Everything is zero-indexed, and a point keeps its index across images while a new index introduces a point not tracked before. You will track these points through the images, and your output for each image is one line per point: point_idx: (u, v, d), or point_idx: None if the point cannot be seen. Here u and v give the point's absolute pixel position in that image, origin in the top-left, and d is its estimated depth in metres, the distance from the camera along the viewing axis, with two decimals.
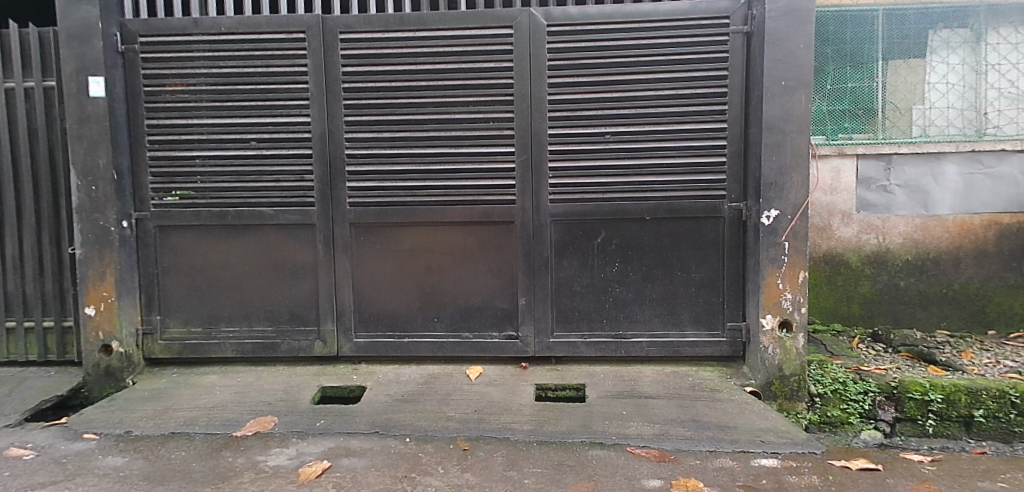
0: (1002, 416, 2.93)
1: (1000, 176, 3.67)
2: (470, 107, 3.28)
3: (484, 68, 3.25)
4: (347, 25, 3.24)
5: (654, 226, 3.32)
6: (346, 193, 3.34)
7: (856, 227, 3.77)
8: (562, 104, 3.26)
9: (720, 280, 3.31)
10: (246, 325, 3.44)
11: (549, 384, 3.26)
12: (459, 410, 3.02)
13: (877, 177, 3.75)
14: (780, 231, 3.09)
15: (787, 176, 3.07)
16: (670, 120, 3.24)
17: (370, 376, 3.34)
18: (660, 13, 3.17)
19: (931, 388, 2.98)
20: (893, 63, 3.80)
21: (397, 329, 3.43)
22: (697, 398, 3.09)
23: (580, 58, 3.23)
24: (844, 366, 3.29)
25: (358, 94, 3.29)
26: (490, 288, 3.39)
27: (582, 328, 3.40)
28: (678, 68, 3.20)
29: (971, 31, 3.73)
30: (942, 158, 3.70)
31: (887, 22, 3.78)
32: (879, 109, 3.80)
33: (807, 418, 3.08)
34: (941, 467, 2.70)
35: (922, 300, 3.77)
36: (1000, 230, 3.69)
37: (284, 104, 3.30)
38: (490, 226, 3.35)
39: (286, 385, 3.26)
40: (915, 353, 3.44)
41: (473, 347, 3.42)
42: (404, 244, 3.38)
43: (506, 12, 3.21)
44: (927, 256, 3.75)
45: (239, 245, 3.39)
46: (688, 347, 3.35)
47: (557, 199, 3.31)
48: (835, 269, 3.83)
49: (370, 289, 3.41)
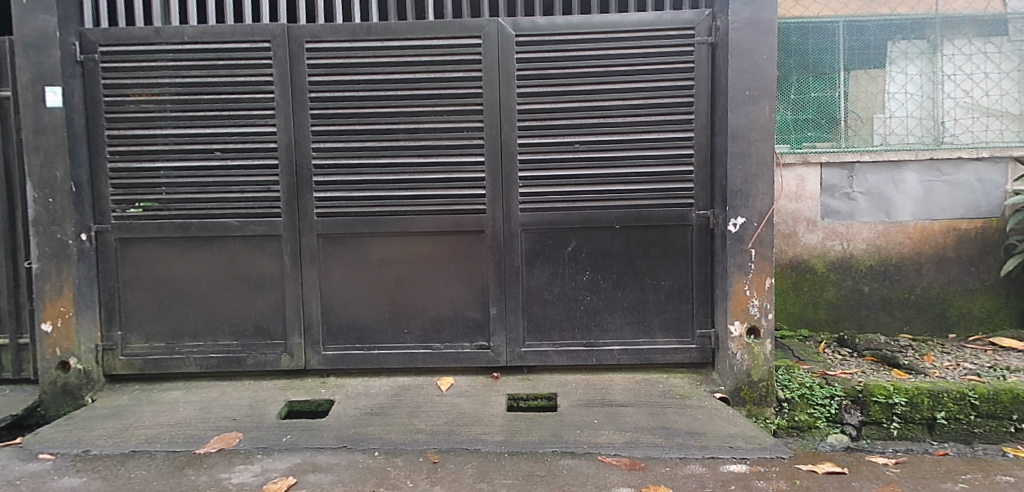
0: (963, 418, 2.99)
1: (958, 183, 3.77)
2: (439, 116, 3.27)
3: (453, 78, 3.24)
4: (314, 35, 3.22)
5: (624, 234, 3.33)
6: (314, 204, 3.30)
7: (820, 234, 3.84)
8: (531, 114, 3.27)
9: (689, 288, 3.34)
10: (211, 339, 3.36)
11: (520, 394, 3.24)
12: (429, 422, 2.98)
13: (840, 184, 3.82)
14: (747, 238, 3.12)
15: (752, 184, 3.10)
16: (638, 129, 3.27)
17: (338, 389, 3.29)
18: (627, 24, 3.20)
19: (894, 391, 3.02)
20: (854, 73, 3.88)
21: (367, 341, 3.38)
22: (667, 405, 3.10)
23: (549, 68, 3.24)
24: (810, 371, 3.32)
25: (326, 103, 3.26)
26: (461, 298, 3.37)
27: (553, 337, 3.39)
28: (645, 78, 3.23)
29: (928, 42, 3.83)
30: (903, 166, 3.79)
31: (847, 34, 3.87)
32: (841, 119, 3.88)
33: (775, 423, 3.11)
34: (905, 470, 2.74)
35: (885, 305, 3.84)
36: (959, 236, 3.78)
37: (250, 114, 3.26)
38: (460, 236, 3.34)
39: (253, 399, 3.19)
40: (880, 357, 3.48)
41: (444, 358, 3.39)
42: (374, 254, 3.35)
43: (474, 21, 3.21)
44: (890, 262, 3.82)
45: (203, 257, 3.33)
46: (658, 354, 3.36)
47: (527, 208, 3.31)
48: (802, 275, 3.89)
49: (339, 300, 3.37)
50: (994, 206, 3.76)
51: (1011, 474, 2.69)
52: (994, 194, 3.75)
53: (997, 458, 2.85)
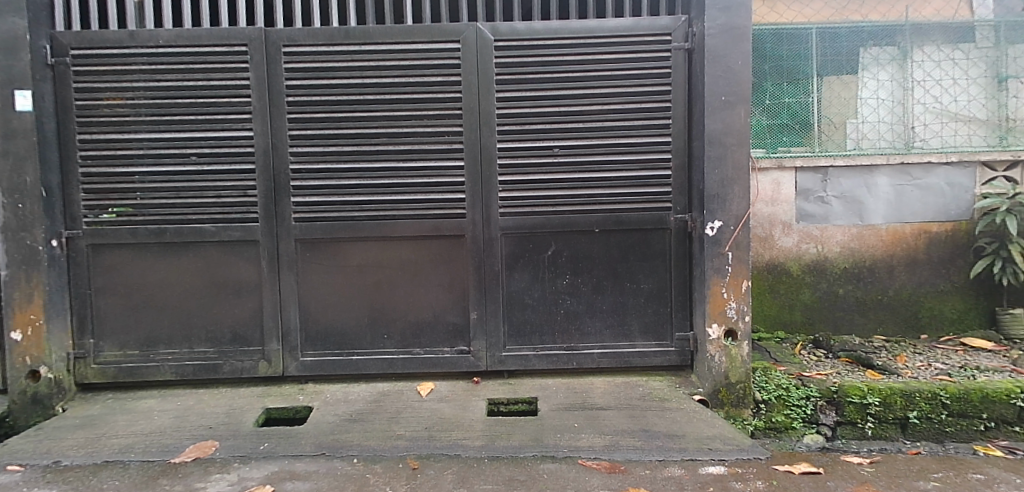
0: (935, 417, 3.05)
1: (928, 187, 3.84)
2: (418, 121, 3.26)
3: (432, 82, 3.25)
4: (292, 39, 3.20)
5: (603, 238, 3.35)
6: (292, 209, 3.27)
7: (796, 237, 3.90)
8: (510, 118, 3.28)
9: (668, 291, 3.37)
10: (186, 346, 3.32)
11: (501, 398, 3.24)
12: (408, 428, 2.97)
13: (815, 189, 3.88)
14: (724, 241, 3.15)
15: (729, 188, 3.14)
16: (616, 134, 3.29)
17: (317, 396, 3.26)
18: (605, 29, 3.23)
19: (868, 392, 3.08)
20: (827, 79, 3.95)
21: (346, 346, 3.36)
22: (646, 408, 3.12)
23: (528, 73, 3.26)
24: (787, 373, 3.36)
25: (304, 107, 3.24)
26: (441, 303, 3.37)
27: (533, 341, 3.39)
28: (622, 83, 3.26)
29: (899, 49, 3.91)
30: (875, 170, 3.86)
31: (820, 40, 3.94)
32: (815, 124, 3.94)
33: (753, 424, 3.14)
34: (879, 469, 2.78)
35: (859, 307, 3.91)
36: (930, 238, 3.85)
37: (226, 118, 3.22)
38: (439, 240, 3.33)
39: (230, 407, 3.15)
40: (854, 358, 3.53)
41: (424, 363, 3.37)
42: (353, 259, 3.33)
43: (453, 26, 3.22)
44: (863, 264, 3.89)
45: (179, 264, 3.28)
46: (638, 357, 3.38)
47: (507, 212, 3.32)
48: (778, 278, 3.94)
49: (318, 306, 3.34)
50: (964, 209, 3.84)
51: (982, 471, 2.75)
52: (964, 197, 3.83)
53: (967, 456, 2.91)
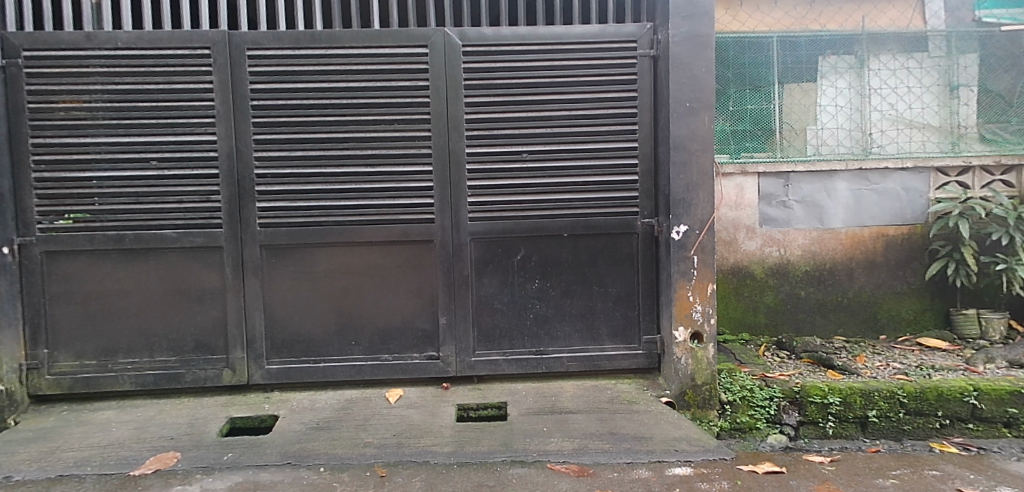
0: (893, 416, 3.13)
1: (885, 192, 3.96)
2: (386, 125, 3.25)
3: (399, 87, 3.23)
4: (256, 42, 3.16)
5: (572, 242, 3.37)
6: (256, 214, 3.22)
7: (759, 241, 3.98)
8: (478, 123, 3.29)
9: (636, 294, 3.41)
10: (147, 355, 3.23)
11: (470, 404, 3.23)
12: (377, 436, 2.94)
13: (777, 193, 3.98)
14: (690, 245, 3.20)
15: (694, 193, 3.19)
16: (583, 139, 3.33)
17: (283, 404, 3.21)
18: (572, 36, 3.26)
19: (829, 392, 3.15)
20: (788, 87, 4.04)
21: (313, 354, 3.31)
22: (615, 411, 3.14)
23: (496, 78, 3.27)
24: (751, 373, 3.42)
25: (269, 111, 3.20)
26: (410, 309, 3.34)
27: (503, 346, 3.39)
28: (590, 90, 3.29)
29: (856, 57, 4.03)
30: (834, 175, 3.97)
31: (781, 48, 4.03)
32: (776, 130, 4.03)
33: (718, 425, 3.18)
34: (839, 467, 2.86)
35: (820, 308, 4.00)
36: (887, 241, 3.97)
37: (188, 122, 3.17)
38: (408, 245, 3.31)
39: (192, 417, 3.08)
40: (816, 359, 3.62)
41: (392, 370, 3.34)
42: (320, 265, 3.29)
43: (420, 31, 3.21)
44: (824, 268, 3.99)
45: (139, 271, 3.20)
46: (606, 360, 3.41)
47: (476, 217, 3.32)
48: (742, 281, 4.01)
49: (284, 313, 3.29)
50: (919, 213, 3.97)
51: (937, 467, 2.84)
52: (919, 202, 3.97)
53: (923, 453, 3.00)
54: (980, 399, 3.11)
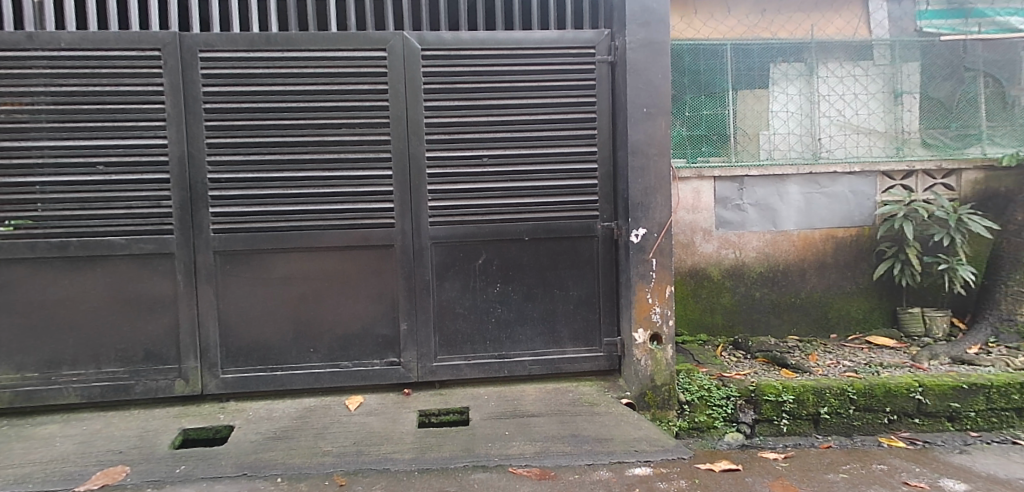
0: (843, 412, 3.23)
1: (834, 195, 4.09)
2: (344, 129, 3.21)
3: (358, 91, 3.20)
4: (209, 44, 3.10)
5: (533, 246, 3.39)
6: (210, 220, 3.15)
7: (715, 243, 4.07)
8: (438, 127, 3.28)
9: (596, 297, 3.44)
10: (94, 367, 3.12)
11: (431, 409, 3.20)
12: (336, 444, 2.89)
13: (731, 197, 4.07)
14: (648, 248, 3.24)
15: (652, 196, 3.24)
16: (543, 143, 3.35)
17: (238, 414, 3.13)
18: (531, 41, 3.28)
19: (783, 390, 3.24)
20: (741, 93, 4.15)
21: (270, 362, 3.25)
22: (577, 413, 3.16)
23: (455, 83, 3.27)
24: (708, 373, 3.48)
25: (223, 114, 3.13)
26: (370, 314, 3.31)
27: (465, 350, 3.38)
28: (549, 94, 3.32)
29: (806, 65, 4.16)
30: (786, 180, 4.08)
31: (734, 56, 4.13)
32: (731, 135, 4.13)
33: (677, 425, 3.24)
34: (792, 463, 2.93)
35: (775, 309, 4.11)
36: (837, 243, 4.10)
37: (138, 125, 3.08)
38: (368, 250, 3.28)
39: (142, 430, 2.98)
40: (770, 358, 3.71)
41: (352, 376, 3.30)
42: (277, 271, 3.23)
43: (379, 34, 3.19)
44: (778, 269, 4.10)
45: (85, 279, 3.10)
46: (568, 363, 3.43)
47: (437, 221, 3.31)
48: (699, 282, 4.09)
49: (239, 320, 3.22)
50: (867, 215, 4.11)
51: (885, 461, 2.93)
52: (866, 205, 4.11)
53: (872, 448, 3.10)
54: (925, 394, 3.22)
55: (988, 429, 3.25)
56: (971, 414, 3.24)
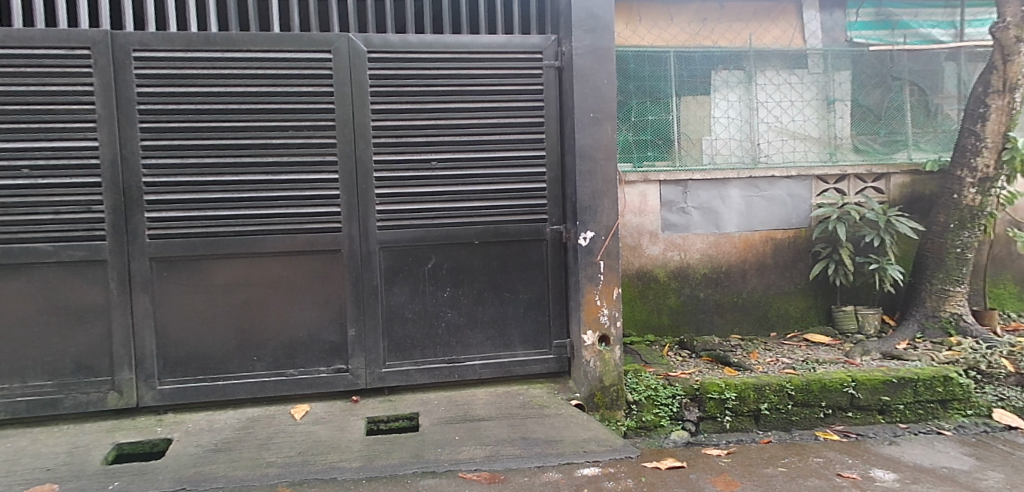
0: (782, 408, 3.35)
1: (773, 198, 4.24)
2: (288, 132, 3.15)
3: (302, 93, 3.14)
4: (143, 43, 2.99)
5: (482, 250, 3.39)
6: (145, 225, 3.03)
7: (661, 246, 4.16)
8: (385, 130, 3.24)
9: (546, 300, 3.47)
10: (19, 380, 2.97)
11: (380, 416, 3.16)
12: (280, 455, 2.82)
13: (676, 200, 4.16)
14: (596, 251, 3.29)
15: (599, 200, 3.29)
16: (492, 147, 3.36)
17: (177, 427, 3.02)
18: (479, 45, 3.29)
19: (726, 388, 3.34)
20: (684, 99, 4.27)
21: (211, 372, 3.15)
22: (527, 416, 3.17)
23: (402, 86, 3.24)
24: (655, 373, 3.57)
25: (159, 116, 3.02)
26: (315, 321, 3.24)
27: (414, 356, 3.35)
28: (497, 99, 3.34)
29: (745, 72, 4.32)
30: (727, 183, 4.20)
31: (677, 63, 4.25)
32: (675, 140, 4.24)
33: (625, 424, 3.29)
34: (734, 458, 3.02)
35: (719, 309, 4.24)
36: (776, 244, 4.26)
37: (66, 127, 2.95)
38: (314, 255, 3.22)
39: (72, 446, 2.84)
40: (714, 357, 3.82)
41: (298, 385, 3.23)
42: (218, 278, 3.14)
43: (323, 36, 3.14)
44: (721, 270, 4.23)
45: (9, 288, 2.94)
46: (518, 366, 3.44)
47: (385, 226, 3.27)
48: (647, 284, 4.18)
49: (178, 330, 3.11)
50: (803, 217, 4.27)
51: (821, 455, 3.05)
52: (803, 207, 4.27)
53: (810, 441, 3.22)
54: (858, 389, 3.37)
55: (915, 420, 3.42)
56: (900, 407, 3.40)
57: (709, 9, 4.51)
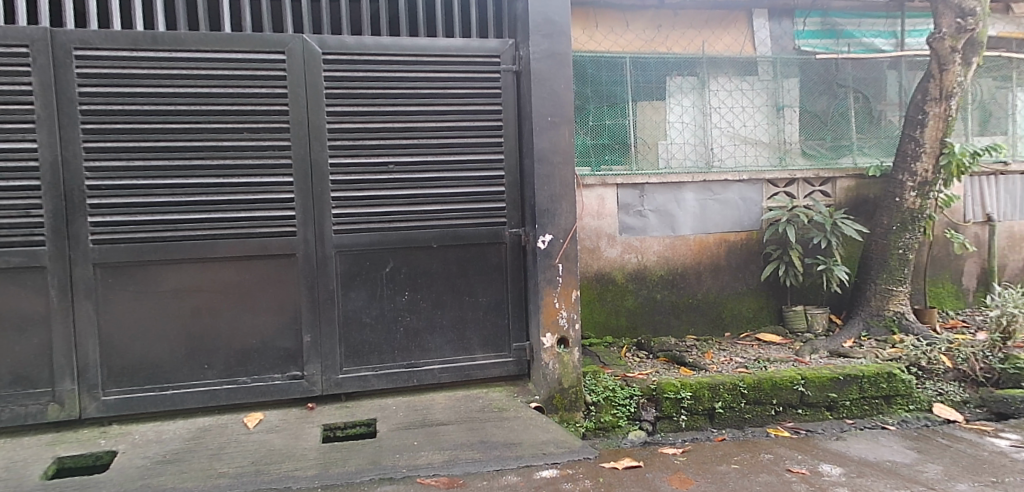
0: (735, 406, 3.44)
1: (726, 201, 4.36)
2: (241, 134, 3.08)
3: (255, 94, 3.08)
4: (86, 42, 2.88)
5: (441, 253, 3.37)
6: (88, 230, 2.92)
7: (618, 248, 4.22)
8: (341, 133, 3.20)
9: (505, 303, 3.47)
10: None
11: (336, 423, 3.10)
12: (232, 465, 2.74)
13: (633, 203, 4.23)
14: (555, 254, 3.30)
15: (557, 203, 3.31)
16: (450, 150, 3.35)
17: (122, 438, 2.91)
18: (436, 48, 3.28)
19: (681, 388, 3.41)
20: (640, 104, 4.34)
21: (159, 381, 3.05)
22: (486, 419, 3.16)
23: (358, 88, 3.20)
24: (613, 374, 3.62)
25: (103, 117, 2.92)
26: (269, 327, 3.18)
27: (372, 361, 3.31)
28: (455, 102, 3.33)
29: (698, 78, 4.41)
30: (682, 187, 4.30)
31: (633, 68, 4.32)
32: (632, 144, 4.30)
33: (584, 426, 3.31)
34: (689, 457, 3.08)
35: (675, 310, 4.33)
36: (729, 246, 4.38)
37: (4, 128, 2.83)
38: (267, 260, 3.15)
39: (8, 461, 2.71)
40: (670, 357, 3.89)
41: (252, 393, 3.16)
42: (166, 284, 3.05)
43: (277, 37, 3.09)
44: (677, 273, 4.33)
45: None
46: (477, 370, 3.44)
47: (341, 230, 3.22)
48: (605, 287, 4.23)
49: (124, 338, 3.01)
50: (754, 220, 4.41)
51: (772, 451, 3.13)
52: (755, 210, 4.40)
53: (761, 438, 3.31)
54: (807, 386, 3.48)
55: (861, 416, 3.54)
56: (847, 403, 3.52)
57: (664, 16, 4.60)
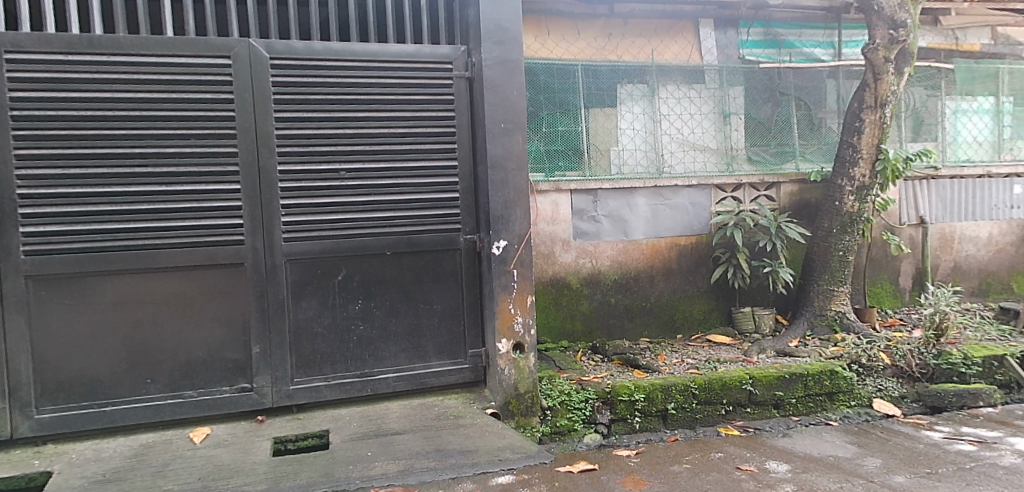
0: (687, 406, 3.53)
1: (676, 206, 4.49)
2: (185, 140, 3.00)
3: (200, 99, 3.00)
4: (18, 44, 2.76)
5: (395, 261, 3.35)
6: (19, 241, 2.79)
7: (573, 253, 4.29)
8: (290, 139, 3.15)
9: (460, 310, 3.46)
10: None
11: (288, 435, 3.03)
12: (177, 482, 2.62)
13: (587, 209, 4.32)
14: (509, 260, 3.31)
15: (511, 210, 3.33)
16: (403, 157, 3.33)
17: (58, 458, 2.77)
18: (387, 55, 3.27)
19: (635, 390, 3.48)
20: (592, 111, 4.41)
21: (97, 397, 2.93)
22: (441, 427, 3.12)
23: (308, 94, 3.16)
24: (568, 379, 3.65)
25: (36, 123, 2.80)
26: (217, 338, 3.09)
27: (324, 371, 3.26)
28: (407, 108, 3.32)
29: (648, 86, 4.51)
30: (635, 192, 4.41)
31: (585, 76, 4.39)
32: (585, 150, 4.37)
33: (540, 430, 3.33)
34: (643, 458, 3.14)
35: (628, 313, 4.42)
36: (680, 250, 4.50)
37: None
38: (214, 270, 3.07)
39: None
40: (624, 360, 3.96)
41: (198, 407, 3.06)
42: (105, 296, 2.93)
43: (223, 41, 3.02)
44: (630, 276, 4.42)
45: None
46: (432, 377, 3.42)
47: (291, 238, 3.16)
48: (560, 291, 4.29)
49: (59, 353, 2.88)
50: (704, 225, 4.55)
51: (722, 450, 3.21)
52: (704, 215, 4.54)
53: (712, 437, 3.39)
54: (755, 385, 3.59)
55: (806, 413, 3.67)
56: (793, 401, 3.65)
57: (614, 24, 4.70)
